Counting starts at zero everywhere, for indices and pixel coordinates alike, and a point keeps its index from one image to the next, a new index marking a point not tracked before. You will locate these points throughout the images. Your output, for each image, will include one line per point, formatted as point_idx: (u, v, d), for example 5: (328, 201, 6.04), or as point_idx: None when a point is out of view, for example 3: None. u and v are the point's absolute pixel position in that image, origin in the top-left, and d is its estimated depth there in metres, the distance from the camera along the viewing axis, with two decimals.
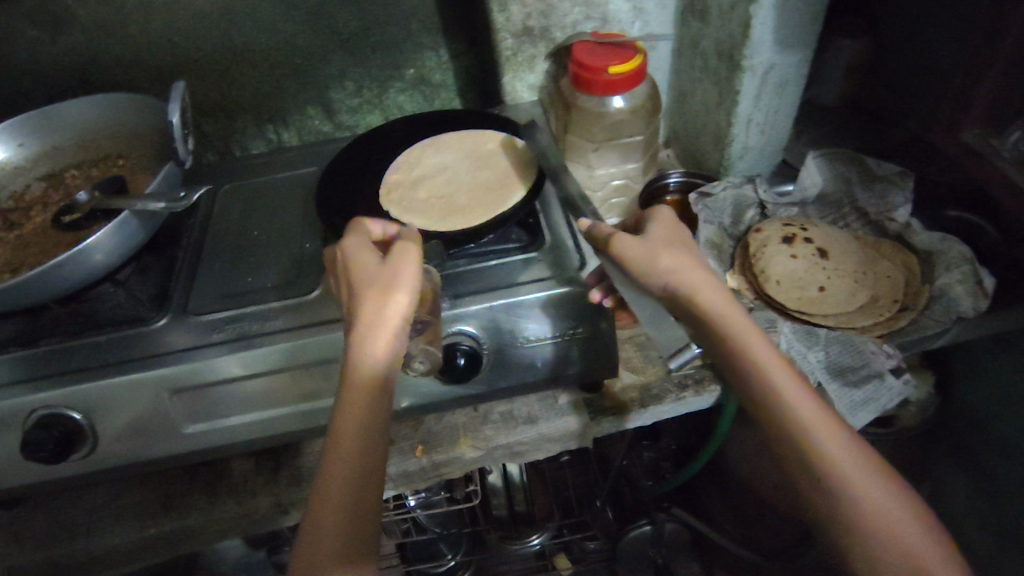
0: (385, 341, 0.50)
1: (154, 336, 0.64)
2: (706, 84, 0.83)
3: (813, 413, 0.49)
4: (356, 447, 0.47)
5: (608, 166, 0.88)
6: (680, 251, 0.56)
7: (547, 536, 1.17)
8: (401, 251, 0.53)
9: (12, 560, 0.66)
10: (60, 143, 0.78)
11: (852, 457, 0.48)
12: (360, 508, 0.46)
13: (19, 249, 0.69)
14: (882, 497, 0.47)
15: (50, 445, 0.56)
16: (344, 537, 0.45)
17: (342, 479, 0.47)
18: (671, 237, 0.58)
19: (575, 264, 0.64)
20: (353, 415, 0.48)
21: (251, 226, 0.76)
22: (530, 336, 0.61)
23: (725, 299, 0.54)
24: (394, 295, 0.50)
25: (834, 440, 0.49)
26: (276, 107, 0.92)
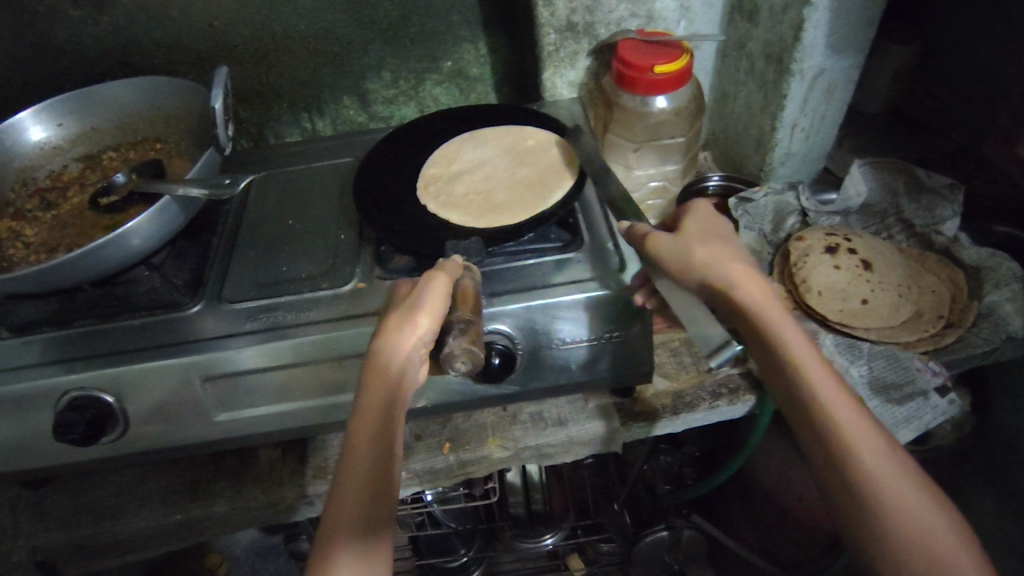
0: (404, 353, 0.48)
1: (189, 322, 0.63)
2: (750, 87, 0.81)
3: (851, 418, 0.47)
4: (374, 442, 0.46)
5: (647, 167, 0.86)
6: (720, 245, 0.54)
7: (560, 536, 1.15)
8: (431, 277, 0.51)
9: (39, 538, 0.67)
10: (99, 125, 0.77)
11: (892, 466, 0.46)
12: (379, 505, 0.45)
13: (56, 229, 0.69)
14: (921, 510, 0.45)
15: (82, 427, 0.56)
16: (358, 535, 0.44)
17: (361, 474, 0.45)
18: (711, 230, 0.56)
19: (614, 266, 0.62)
20: (373, 410, 0.47)
21: (286, 215, 0.75)
22: (563, 339, 0.60)
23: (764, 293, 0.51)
24: (416, 314, 0.48)
25: (873, 449, 0.46)
26: (312, 95, 0.91)
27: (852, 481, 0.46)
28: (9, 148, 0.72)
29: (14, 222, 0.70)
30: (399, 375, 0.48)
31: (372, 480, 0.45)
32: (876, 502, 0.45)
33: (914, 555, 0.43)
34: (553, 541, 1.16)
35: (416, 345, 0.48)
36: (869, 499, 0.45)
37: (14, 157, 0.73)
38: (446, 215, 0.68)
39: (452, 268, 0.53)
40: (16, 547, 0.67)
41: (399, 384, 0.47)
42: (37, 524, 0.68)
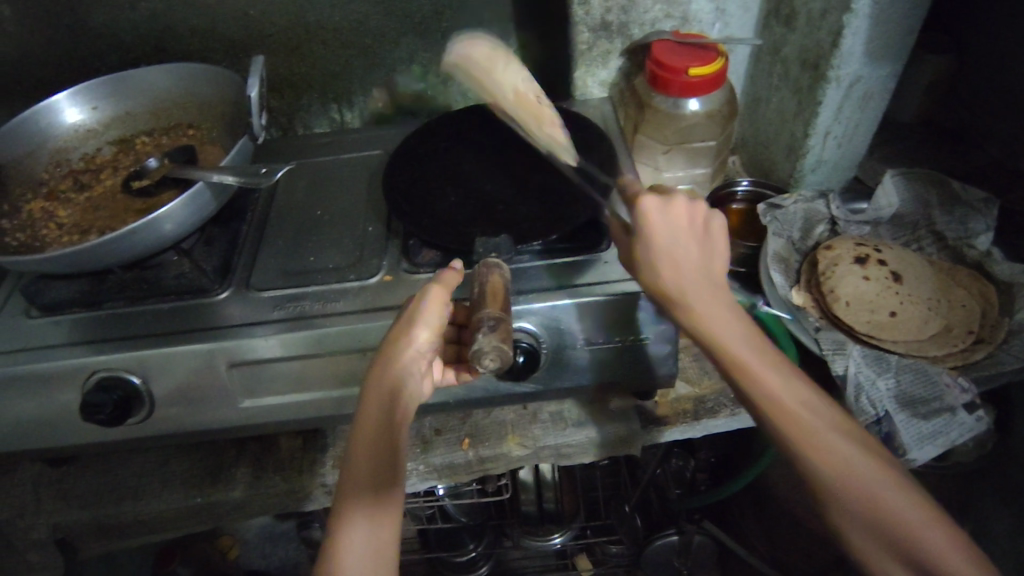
0: (398, 362, 0.50)
1: (216, 309, 0.64)
2: (784, 92, 0.81)
3: (817, 430, 0.45)
4: (370, 444, 0.48)
5: (676, 171, 0.85)
6: (678, 239, 0.51)
7: (570, 536, 1.16)
8: (426, 290, 0.53)
9: (60, 517, 0.68)
10: (134, 109, 0.77)
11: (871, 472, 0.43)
12: (379, 495, 0.47)
13: (89, 211, 0.69)
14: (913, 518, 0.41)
15: (110, 408, 0.56)
16: (362, 523, 0.46)
17: (365, 471, 0.47)
18: (675, 222, 0.51)
19: (595, 274, 0.62)
20: (374, 412, 0.49)
21: (315, 204, 0.76)
22: (597, 340, 0.60)
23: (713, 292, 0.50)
24: (414, 329, 0.51)
25: (845, 465, 0.43)
26: (342, 87, 0.91)
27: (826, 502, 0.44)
28: (45, 129, 0.73)
29: (47, 203, 0.70)
30: (399, 383, 0.50)
31: (371, 477, 0.47)
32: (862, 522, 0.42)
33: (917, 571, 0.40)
34: (562, 539, 1.16)
35: (413, 356, 0.51)
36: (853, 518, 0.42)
37: (49, 138, 0.73)
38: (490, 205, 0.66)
39: (448, 276, 0.54)
40: (38, 524, 0.67)
41: (400, 387, 0.50)
42: (59, 502, 0.69)
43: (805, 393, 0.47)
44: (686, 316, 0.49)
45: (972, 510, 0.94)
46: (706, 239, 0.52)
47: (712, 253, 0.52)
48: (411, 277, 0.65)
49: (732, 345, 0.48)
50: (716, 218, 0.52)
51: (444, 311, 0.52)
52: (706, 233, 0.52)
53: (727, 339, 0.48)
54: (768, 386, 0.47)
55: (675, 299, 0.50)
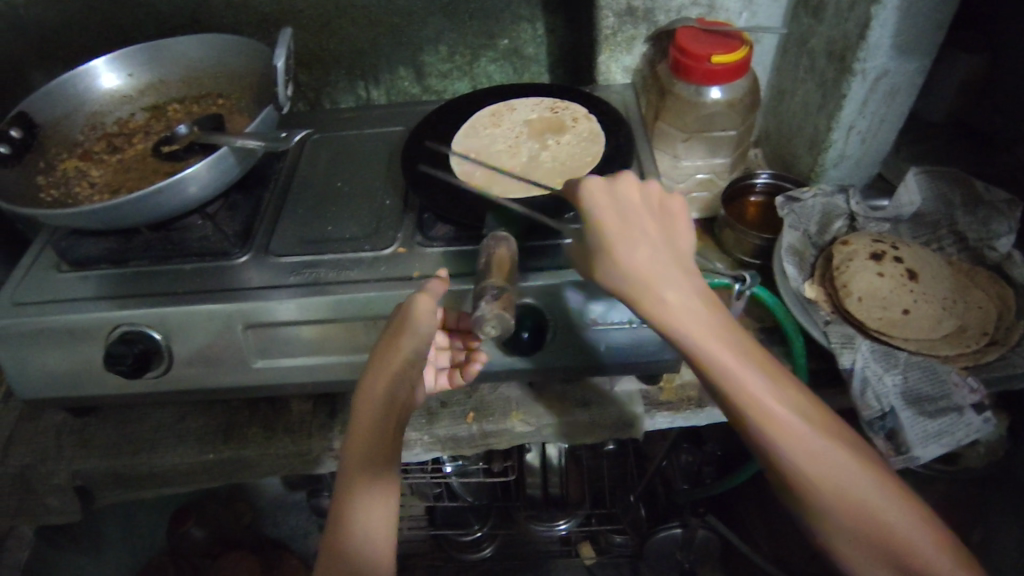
0: (388, 368, 0.51)
1: (236, 271, 0.66)
2: (809, 85, 0.80)
3: (809, 440, 0.44)
4: (373, 440, 0.51)
5: (695, 158, 0.83)
6: (637, 230, 0.48)
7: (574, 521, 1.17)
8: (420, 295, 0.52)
9: (78, 464, 0.70)
10: (167, 77, 0.79)
11: (865, 481, 0.44)
12: (374, 489, 0.50)
13: (120, 172, 0.72)
14: (914, 533, 0.43)
15: (129, 359, 0.60)
16: (358, 515, 0.50)
17: (362, 468, 0.50)
18: (628, 208, 0.50)
19: None
20: (368, 413, 0.51)
21: (335, 176, 0.77)
22: (600, 321, 0.61)
23: (684, 291, 0.47)
24: (404, 333, 0.51)
25: (844, 477, 0.44)
26: (369, 64, 0.93)
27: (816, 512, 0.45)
28: (82, 92, 0.76)
29: (80, 162, 0.72)
30: (391, 387, 0.51)
31: (374, 470, 0.50)
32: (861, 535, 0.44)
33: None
34: (566, 525, 1.18)
35: (406, 361, 0.51)
36: (859, 535, 0.44)
37: (86, 103, 0.76)
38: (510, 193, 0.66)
39: (434, 285, 0.53)
40: (58, 470, 0.70)
41: (393, 392, 0.51)
42: (79, 450, 0.71)
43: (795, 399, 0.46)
44: (659, 317, 0.47)
45: (983, 519, 0.92)
46: (666, 223, 0.49)
47: (675, 237, 0.49)
48: (420, 250, 0.66)
49: (712, 353, 0.46)
50: (672, 198, 0.51)
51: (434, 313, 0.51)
52: (665, 215, 0.50)
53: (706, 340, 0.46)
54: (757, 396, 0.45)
55: (647, 297, 0.47)
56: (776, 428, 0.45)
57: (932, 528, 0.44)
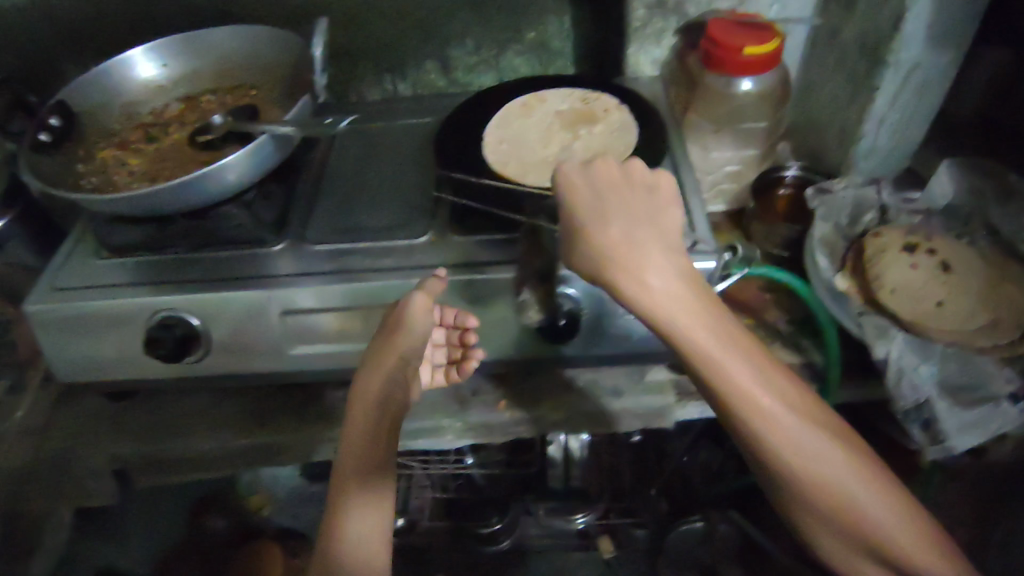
0: (379, 377, 0.58)
1: (272, 259, 0.67)
2: (839, 78, 0.80)
3: (785, 424, 0.47)
4: (368, 435, 0.59)
5: (725, 150, 0.82)
6: (619, 212, 0.49)
7: (591, 516, 1.26)
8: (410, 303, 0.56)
9: (113, 448, 0.71)
10: (201, 68, 0.80)
11: (832, 460, 0.47)
12: (371, 475, 0.60)
13: (157, 160, 0.73)
14: (873, 508, 0.47)
15: (168, 343, 0.62)
16: (357, 494, 0.60)
17: (357, 458, 0.60)
18: (612, 190, 0.50)
19: None
20: (364, 414, 0.59)
21: (367, 167, 0.78)
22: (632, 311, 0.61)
23: (667, 275, 0.47)
24: (394, 342, 0.57)
25: (815, 458, 0.47)
26: (397, 57, 0.93)
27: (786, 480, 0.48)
28: (119, 82, 0.77)
29: (117, 151, 0.73)
30: (383, 391, 0.58)
31: (370, 458, 0.60)
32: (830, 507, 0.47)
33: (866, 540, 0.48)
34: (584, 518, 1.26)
35: (395, 368, 0.58)
36: (828, 507, 0.48)
37: (123, 93, 0.77)
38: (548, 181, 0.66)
39: (432, 285, 0.57)
40: (92, 454, 0.71)
41: (386, 396, 0.59)
42: (114, 435, 0.72)
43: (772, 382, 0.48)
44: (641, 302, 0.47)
45: None
46: (650, 204, 0.50)
47: (658, 218, 0.49)
48: (453, 239, 0.67)
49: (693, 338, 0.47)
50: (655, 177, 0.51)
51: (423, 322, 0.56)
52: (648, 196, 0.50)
53: (688, 321, 0.47)
54: (735, 381, 0.47)
55: (631, 280, 0.47)
56: (753, 414, 0.47)
57: (889, 502, 0.48)
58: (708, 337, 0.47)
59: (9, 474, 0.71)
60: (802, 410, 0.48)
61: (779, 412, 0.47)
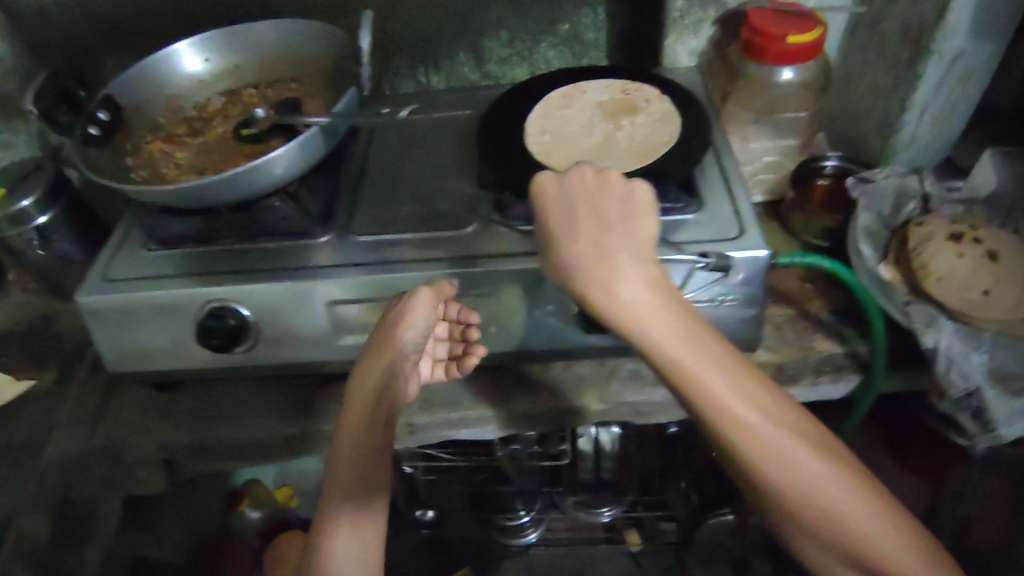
0: (376, 374, 0.58)
1: (320, 250, 0.68)
2: (879, 67, 0.79)
3: (771, 439, 0.46)
4: (358, 446, 0.57)
5: (764, 141, 0.81)
6: (587, 224, 0.50)
7: (617, 509, 1.31)
8: (412, 300, 0.59)
9: (164, 436, 0.73)
10: (243, 62, 0.81)
11: (825, 475, 0.46)
12: (360, 489, 0.56)
13: (203, 154, 0.74)
14: (871, 522, 0.46)
15: (223, 333, 0.64)
16: (345, 512, 0.56)
17: (347, 473, 0.56)
18: (584, 204, 0.52)
19: (683, 231, 0.64)
20: (355, 418, 0.57)
21: (406, 158, 0.78)
22: None
23: (636, 287, 0.48)
24: (395, 336, 0.59)
25: (803, 472, 0.46)
26: (431, 50, 0.93)
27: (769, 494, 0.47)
28: (163, 77, 0.78)
29: (164, 145, 0.74)
30: (383, 387, 0.58)
31: (360, 472, 0.56)
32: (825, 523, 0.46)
33: (869, 557, 0.46)
34: (611, 512, 1.32)
35: (396, 358, 0.59)
36: (824, 524, 0.46)
37: (168, 87, 0.78)
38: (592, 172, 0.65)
39: (440, 287, 0.60)
40: (143, 442, 0.73)
41: (380, 401, 0.58)
42: (163, 424, 0.74)
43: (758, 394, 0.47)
44: (609, 312, 0.48)
45: None
46: (623, 214, 0.51)
47: (630, 228, 0.50)
48: (500, 229, 0.67)
49: (663, 349, 0.47)
50: (631, 188, 0.52)
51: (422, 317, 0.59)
52: (622, 206, 0.52)
53: (658, 331, 0.47)
54: (715, 392, 0.46)
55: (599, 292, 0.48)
56: (738, 427, 0.46)
57: (891, 516, 0.46)
58: (677, 346, 0.47)
59: (60, 462, 0.73)
60: (792, 422, 0.47)
61: (763, 425, 0.46)
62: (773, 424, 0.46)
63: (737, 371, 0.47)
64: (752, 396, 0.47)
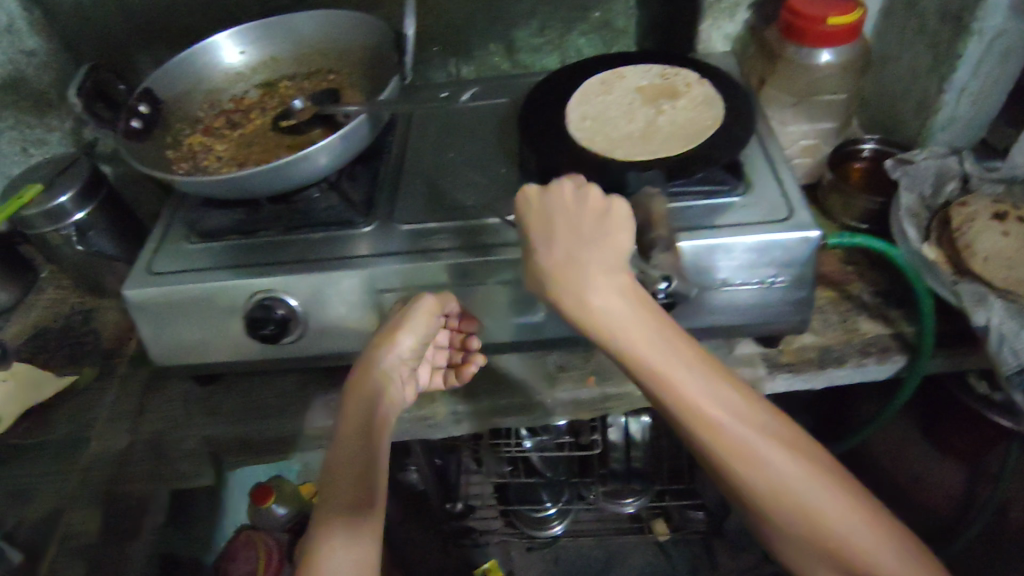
0: (375, 383, 0.61)
1: (365, 239, 0.67)
2: (917, 48, 0.79)
3: (740, 440, 0.49)
4: (354, 458, 0.58)
5: (801, 124, 0.82)
6: (568, 239, 0.51)
7: (642, 500, 1.23)
8: (410, 309, 0.62)
9: (210, 430, 0.73)
10: (279, 55, 0.81)
11: (790, 471, 0.49)
12: (360, 498, 0.57)
13: (242, 146, 0.73)
14: (834, 514, 0.50)
15: (271, 325, 0.63)
16: (341, 526, 0.56)
17: (343, 484, 0.57)
18: (568, 218, 0.52)
19: (727, 212, 0.64)
20: (350, 429, 0.60)
21: (446, 147, 0.78)
22: (718, 280, 0.62)
23: (611, 299, 0.50)
24: (392, 344, 0.61)
25: (770, 469, 0.49)
26: (462, 41, 0.93)
27: (737, 485, 0.51)
28: (200, 70, 0.78)
29: (204, 138, 0.74)
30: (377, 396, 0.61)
31: (358, 483, 0.57)
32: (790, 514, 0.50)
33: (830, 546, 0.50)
34: (634, 505, 1.23)
35: (395, 362, 0.63)
36: (789, 515, 0.50)
37: (204, 80, 0.78)
38: (639, 154, 0.65)
39: (441, 296, 0.63)
40: (189, 435, 0.73)
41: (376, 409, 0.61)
42: (208, 418, 0.74)
43: (725, 398, 0.50)
44: (586, 323, 0.50)
45: None
46: (602, 227, 0.51)
47: (608, 241, 0.51)
48: None
49: (637, 359, 0.50)
50: (608, 203, 0.52)
51: (419, 326, 0.62)
52: (602, 221, 0.52)
53: (632, 338, 0.50)
54: (684, 396, 0.49)
55: (576, 305, 0.50)
56: (706, 429, 0.49)
57: (853, 507, 0.50)
58: (650, 353, 0.49)
59: (105, 455, 0.73)
60: (760, 423, 0.50)
61: (730, 427, 0.49)
62: (741, 427, 0.49)
63: (707, 376, 0.50)
64: (721, 399, 0.50)
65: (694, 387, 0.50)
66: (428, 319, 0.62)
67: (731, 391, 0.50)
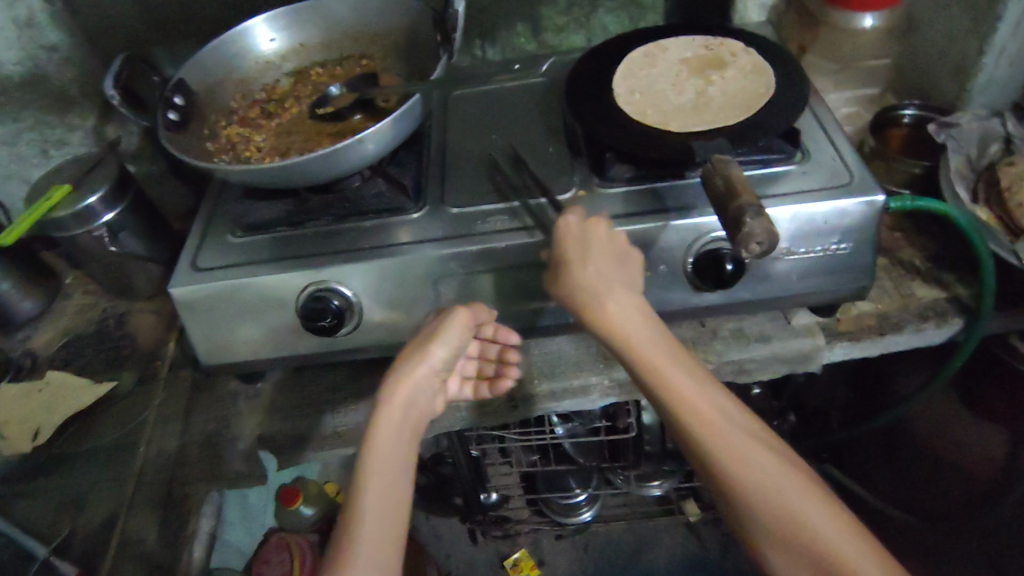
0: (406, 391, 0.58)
1: (418, 225, 0.66)
2: (953, 11, 0.79)
3: (730, 438, 0.52)
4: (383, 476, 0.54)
5: (842, 91, 0.87)
6: (591, 252, 0.56)
7: (669, 484, 1.26)
8: (449, 316, 0.59)
9: (261, 428, 0.71)
10: (308, 41, 0.78)
11: (779, 474, 0.51)
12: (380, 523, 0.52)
13: (281, 136, 0.72)
14: (821, 520, 0.49)
15: (329, 316, 0.61)
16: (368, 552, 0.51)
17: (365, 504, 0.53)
18: (595, 237, 0.56)
19: (785, 181, 0.63)
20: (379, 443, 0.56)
21: (485, 130, 0.77)
22: (779, 250, 0.61)
23: (615, 305, 0.55)
24: (429, 352, 0.58)
25: (758, 467, 0.51)
26: (488, 22, 0.92)
27: (727, 488, 0.52)
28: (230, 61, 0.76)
29: (241, 129, 0.73)
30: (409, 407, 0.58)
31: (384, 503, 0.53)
32: (776, 518, 0.50)
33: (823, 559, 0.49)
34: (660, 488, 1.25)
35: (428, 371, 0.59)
36: (775, 521, 0.50)
37: (236, 67, 0.75)
38: (688, 126, 0.65)
39: (477, 307, 0.61)
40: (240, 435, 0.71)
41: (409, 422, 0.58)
42: (256, 415, 0.72)
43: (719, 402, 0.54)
44: (593, 320, 0.56)
45: None
46: (619, 251, 0.57)
47: (621, 262, 0.57)
48: (602, 191, 0.65)
49: (640, 353, 0.54)
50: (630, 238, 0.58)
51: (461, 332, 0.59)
52: (622, 248, 0.57)
53: (632, 342, 0.55)
54: (678, 390, 0.53)
55: (587, 308, 0.56)
56: (700, 423, 0.53)
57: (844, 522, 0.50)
58: (650, 353, 0.54)
59: (160, 458, 0.71)
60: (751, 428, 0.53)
61: (723, 425, 0.53)
62: (735, 425, 0.53)
63: (705, 380, 0.55)
64: (716, 399, 0.54)
65: (688, 384, 0.54)
66: (467, 330, 0.60)
67: (726, 397, 0.54)
